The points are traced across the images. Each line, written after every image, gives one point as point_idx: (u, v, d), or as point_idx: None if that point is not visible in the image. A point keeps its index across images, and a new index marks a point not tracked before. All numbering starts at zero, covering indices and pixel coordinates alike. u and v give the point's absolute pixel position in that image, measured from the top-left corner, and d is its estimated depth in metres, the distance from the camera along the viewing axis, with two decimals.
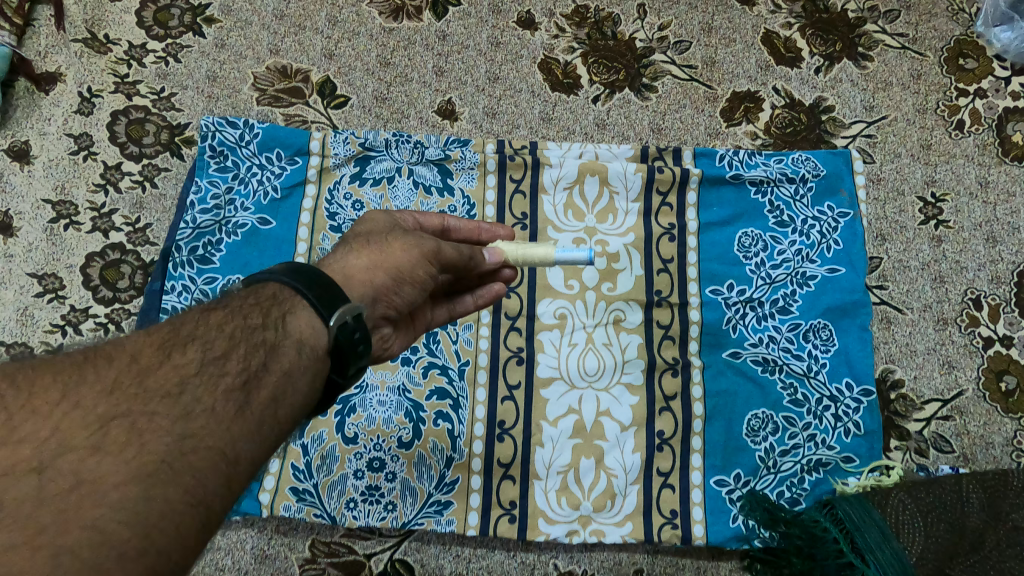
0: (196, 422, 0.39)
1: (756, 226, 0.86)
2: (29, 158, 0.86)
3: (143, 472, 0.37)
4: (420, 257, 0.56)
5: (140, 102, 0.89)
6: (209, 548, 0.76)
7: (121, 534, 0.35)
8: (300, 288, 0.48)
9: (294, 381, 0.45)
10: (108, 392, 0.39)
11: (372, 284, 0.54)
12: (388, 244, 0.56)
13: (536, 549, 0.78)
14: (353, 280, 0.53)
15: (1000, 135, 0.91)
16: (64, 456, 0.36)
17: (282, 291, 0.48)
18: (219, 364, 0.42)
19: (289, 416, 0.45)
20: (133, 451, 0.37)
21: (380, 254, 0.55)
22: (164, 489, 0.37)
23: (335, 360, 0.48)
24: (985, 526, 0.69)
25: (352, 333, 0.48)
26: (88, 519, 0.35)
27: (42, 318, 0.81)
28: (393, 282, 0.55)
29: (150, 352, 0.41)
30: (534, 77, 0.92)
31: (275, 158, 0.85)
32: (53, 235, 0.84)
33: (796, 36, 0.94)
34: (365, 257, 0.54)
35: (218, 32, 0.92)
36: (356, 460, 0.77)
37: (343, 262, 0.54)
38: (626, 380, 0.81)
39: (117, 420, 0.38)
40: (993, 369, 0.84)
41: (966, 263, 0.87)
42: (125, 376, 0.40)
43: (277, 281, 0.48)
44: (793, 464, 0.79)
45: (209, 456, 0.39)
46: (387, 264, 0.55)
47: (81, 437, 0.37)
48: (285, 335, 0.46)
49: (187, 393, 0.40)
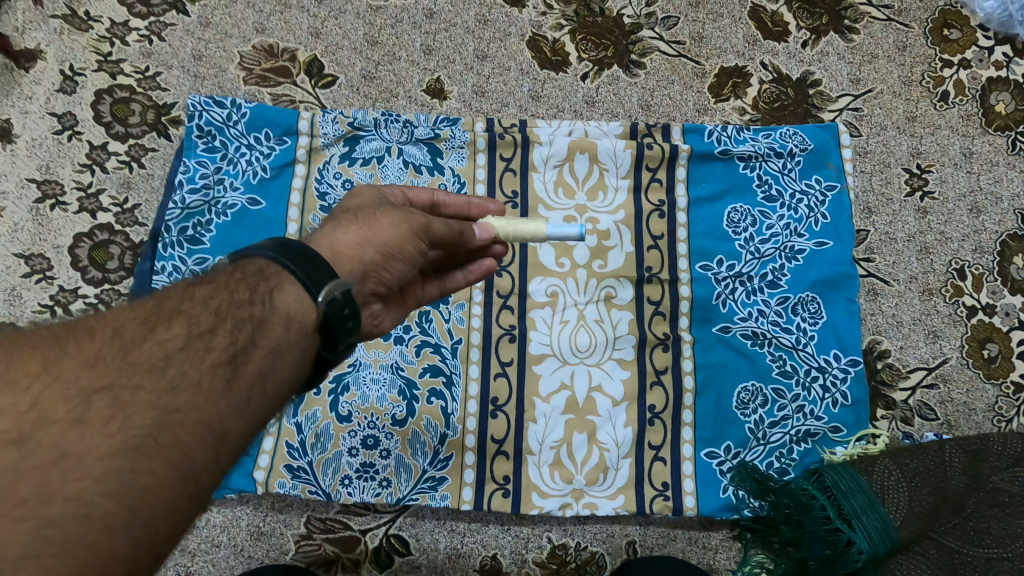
0: (182, 397, 0.39)
1: (745, 201, 0.87)
2: (11, 138, 0.85)
3: (127, 446, 0.37)
4: (408, 234, 0.56)
5: (124, 81, 0.88)
6: (204, 524, 0.77)
7: (105, 506, 0.35)
8: (287, 263, 0.47)
9: (281, 357, 0.45)
10: (92, 364, 0.39)
11: (361, 260, 0.54)
12: (377, 220, 0.56)
13: (529, 522, 0.79)
14: (341, 256, 0.53)
15: (984, 105, 0.92)
16: (45, 429, 0.36)
17: (269, 267, 0.47)
18: (205, 338, 0.42)
19: (278, 391, 0.45)
20: (118, 424, 0.37)
21: (368, 229, 0.55)
22: (149, 463, 0.37)
23: (324, 336, 0.48)
24: (966, 489, 0.70)
25: (341, 309, 0.48)
26: (70, 492, 0.35)
27: (30, 299, 0.81)
28: (382, 258, 0.55)
29: (135, 326, 0.41)
30: (522, 54, 0.92)
31: (263, 138, 0.85)
32: (40, 215, 0.83)
33: (783, 10, 0.95)
34: (354, 231, 0.55)
35: (202, 10, 0.91)
36: (350, 438, 0.78)
37: (331, 237, 0.54)
38: (617, 356, 0.82)
39: (100, 394, 0.38)
40: (977, 338, 0.85)
41: (951, 234, 0.88)
42: (108, 350, 0.39)
43: (263, 257, 0.48)
44: (782, 435, 0.81)
45: (197, 430, 0.39)
46: (375, 239, 0.55)
47: (62, 411, 0.36)
48: (272, 310, 0.45)
49: (173, 367, 0.40)
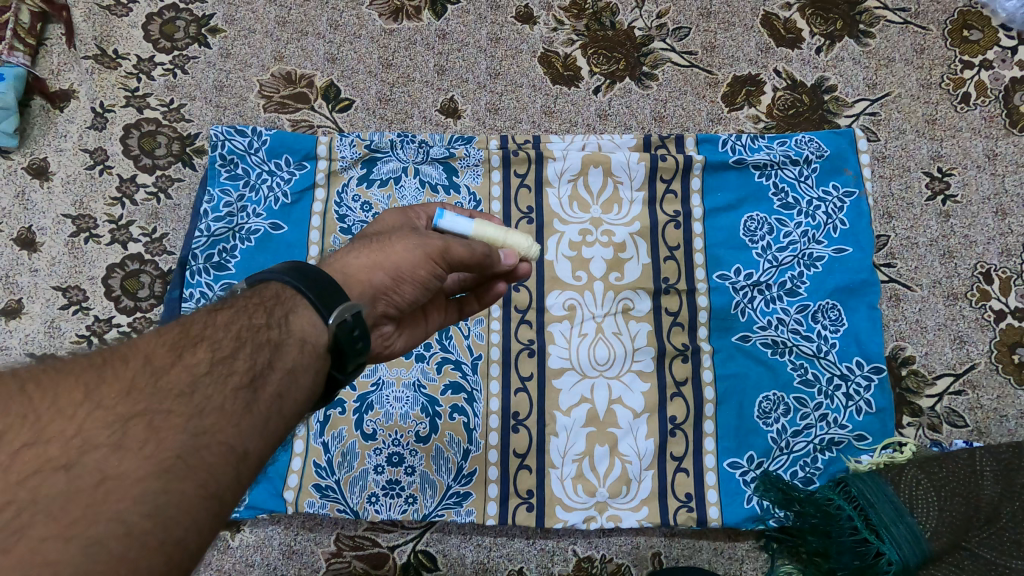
0: (208, 420, 0.40)
1: (761, 209, 0.87)
2: (47, 175, 0.89)
3: (160, 468, 0.38)
4: (422, 257, 0.57)
5: (151, 114, 0.91)
6: (238, 544, 0.79)
7: (143, 525, 0.36)
8: (299, 288, 0.49)
9: (297, 378, 0.47)
10: (126, 392, 0.40)
11: (371, 283, 0.55)
12: (391, 245, 0.57)
13: (554, 536, 0.80)
14: (352, 280, 0.54)
15: (1008, 106, 0.90)
16: (89, 453, 0.37)
17: (284, 291, 0.49)
18: (228, 362, 0.44)
19: (294, 411, 0.46)
20: (152, 448, 0.38)
21: (380, 254, 0.56)
22: (180, 483, 0.38)
23: (334, 356, 0.50)
24: (1001, 498, 0.68)
25: (351, 330, 0.50)
26: (113, 512, 0.35)
27: (69, 329, 0.84)
28: (394, 281, 0.57)
29: (163, 352, 0.43)
30: (534, 71, 0.93)
31: (284, 163, 0.87)
32: (75, 248, 0.87)
33: (796, 17, 0.94)
34: (366, 256, 0.56)
35: (223, 41, 0.94)
36: (376, 456, 0.79)
37: (344, 262, 0.56)
38: (637, 368, 0.82)
39: (136, 419, 0.39)
40: (1006, 343, 0.84)
41: (976, 237, 0.87)
42: (141, 377, 0.41)
43: (278, 281, 0.50)
44: (806, 444, 0.80)
45: (221, 451, 0.40)
46: (387, 263, 0.56)
47: (102, 436, 0.37)
48: (289, 333, 0.47)
49: (199, 392, 0.41)
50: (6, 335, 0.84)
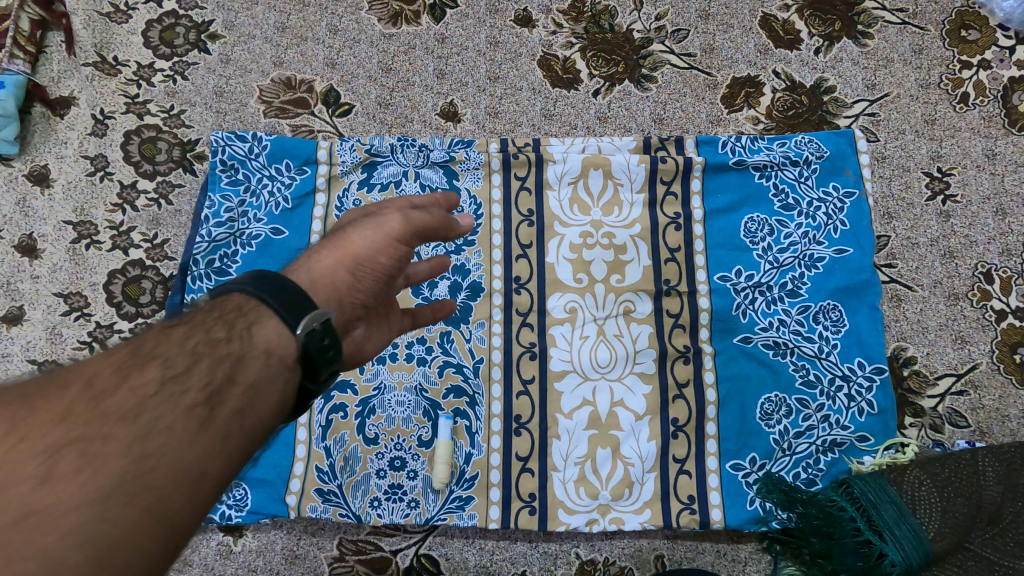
0: (154, 442, 0.39)
1: (761, 211, 0.87)
2: (48, 182, 0.89)
3: (96, 495, 0.37)
4: (384, 240, 0.57)
5: (151, 120, 0.91)
6: (241, 550, 0.79)
7: (76, 558, 0.35)
8: (263, 297, 0.48)
9: (261, 392, 0.45)
10: (61, 419, 0.38)
11: (336, 283, 0.55)
12: (349, 239, 0.57)
13: (557, 538, 0.80)
14: (317, 282, 0.54)
15: (1006, 105, 0.90)
16: (15, 487, 0.36)
17: (247, 302, 0.48)
18: (181, 379, 0.42)
19: (257, 427, 0.45)
20: (86, 476, 0.37)
21: (340, 249, 0.56)
22: (120, 510, 0.37)
23: (305, 367, 0.48)
24: (1004, 499, 0.68)
25: (322, 338, 0.48)
26: (41, 546, 0.35)
27: (70, 336, 0.85)
28: (355, 275, 0.56)
29: (109, 374, 0.41)
30: (534, 74, 0.93)
31: (284, 169, 0.87)
32: (76, 255, 0.87)
33: (794, 18, 0.94)
34: (327, 255, 0.56)
35: (222, 48, 0.94)
36: (378, 460, 0.79)
37: (308, 265, 0.55)
38: (638, 370, 0.82)
39: (68, 447, 0.37)
40: (1007, 342, 0.84)
41: (976, 236, 0.87)
42: (80, 402, 0.39)
43: (241, 293, 0.48)
44: (808, 445, 0.80)
45: (169, 473, 0.39)
46: (347, 257, 0.56)
47: (32, 467, 0.36)
48: (252, 345, 0.46)
49: (144, 413, 0.40)
50: (8, 342, 0.84)
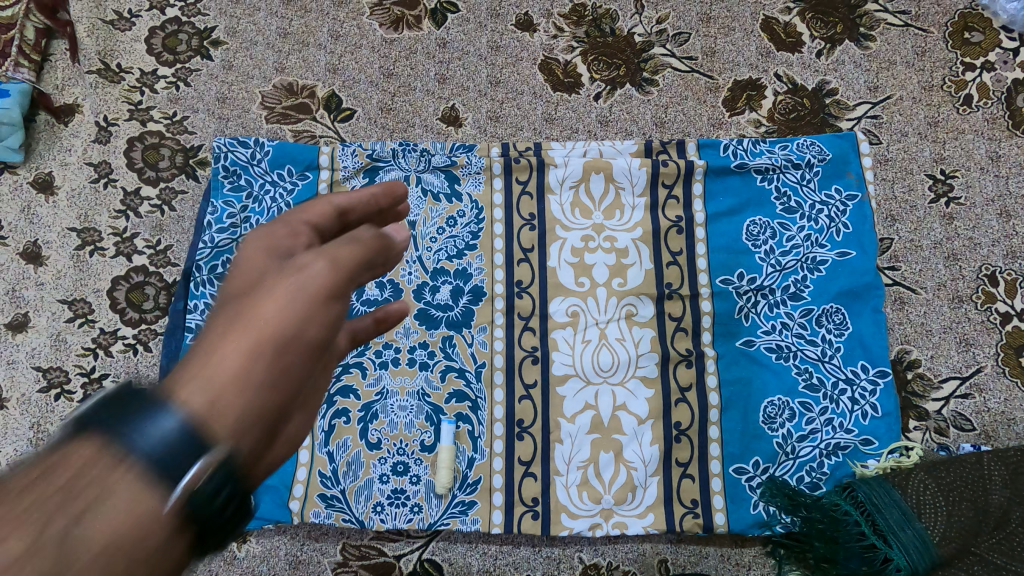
0: None
1: (763, 214, 0.86)
2: (52, 189, 0.90)
3: None
4: (309, 304, 0.47)
5: (155, 127, 0.92)
6: (244, 555, 0.79)
7: None
8: (131, 442, 0.38)
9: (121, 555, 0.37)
10: None
11: (250, 383, 0.44)
12: (260, 314, 0.46)
13: (560, 543, 0.80)
14: (220, 392, 0.42)
15: (1010, 107, 0.90)
16: None
17: (109, 446, 0.38)
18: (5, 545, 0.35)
19: None
20: None
21: (251, 330, 0.46)
22: None
23: (197, 515, 0.39)
24: (1010, 502, 0.70)
25: (216, 485, 0.39)
26: None
27: (75, 342, 0.85)
28: (276, 357, 0.45)
29: None
30: (535, 79, 0.93)
31: (286, 174, 0.88)
32: (80, 261, 0.87)
33: (796, 21, 0.94)
34: (233, 343, 0.45)
35: (225, 54, 0.94)
36: (381, 465, 0.80)
37: (203, 366, 0.44)
38: (640, 374, 0.82)
39: None
40: (1012, 345, 0.83)
41: (980, 239, 0.87)
42: None
43: (99, 435, 0.38)
44: (811, 449, 0.80)
45: None
46: (265, 340, 0.45)
47: None
48: (113, 493, 0.37)
49: None
50: (14, 349, 0.85)
